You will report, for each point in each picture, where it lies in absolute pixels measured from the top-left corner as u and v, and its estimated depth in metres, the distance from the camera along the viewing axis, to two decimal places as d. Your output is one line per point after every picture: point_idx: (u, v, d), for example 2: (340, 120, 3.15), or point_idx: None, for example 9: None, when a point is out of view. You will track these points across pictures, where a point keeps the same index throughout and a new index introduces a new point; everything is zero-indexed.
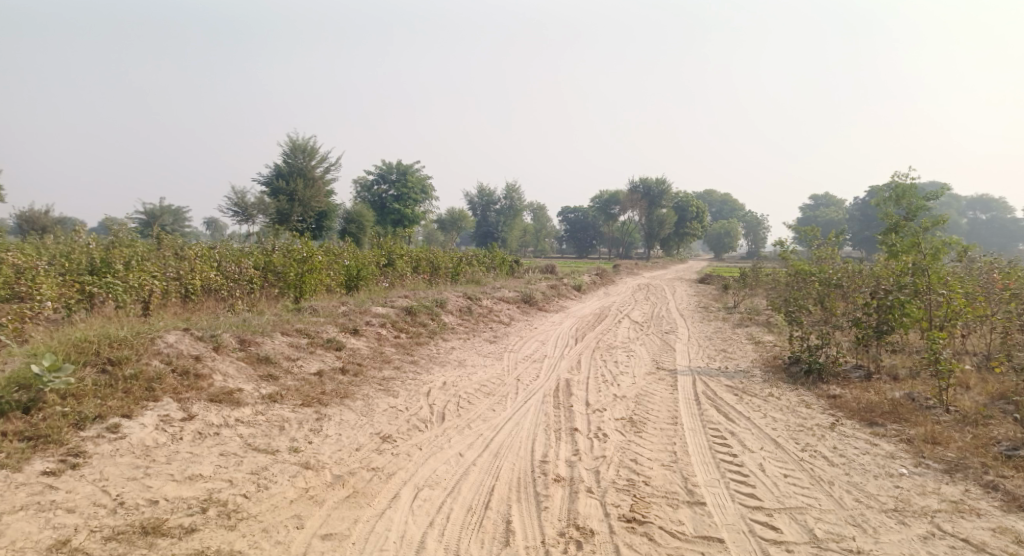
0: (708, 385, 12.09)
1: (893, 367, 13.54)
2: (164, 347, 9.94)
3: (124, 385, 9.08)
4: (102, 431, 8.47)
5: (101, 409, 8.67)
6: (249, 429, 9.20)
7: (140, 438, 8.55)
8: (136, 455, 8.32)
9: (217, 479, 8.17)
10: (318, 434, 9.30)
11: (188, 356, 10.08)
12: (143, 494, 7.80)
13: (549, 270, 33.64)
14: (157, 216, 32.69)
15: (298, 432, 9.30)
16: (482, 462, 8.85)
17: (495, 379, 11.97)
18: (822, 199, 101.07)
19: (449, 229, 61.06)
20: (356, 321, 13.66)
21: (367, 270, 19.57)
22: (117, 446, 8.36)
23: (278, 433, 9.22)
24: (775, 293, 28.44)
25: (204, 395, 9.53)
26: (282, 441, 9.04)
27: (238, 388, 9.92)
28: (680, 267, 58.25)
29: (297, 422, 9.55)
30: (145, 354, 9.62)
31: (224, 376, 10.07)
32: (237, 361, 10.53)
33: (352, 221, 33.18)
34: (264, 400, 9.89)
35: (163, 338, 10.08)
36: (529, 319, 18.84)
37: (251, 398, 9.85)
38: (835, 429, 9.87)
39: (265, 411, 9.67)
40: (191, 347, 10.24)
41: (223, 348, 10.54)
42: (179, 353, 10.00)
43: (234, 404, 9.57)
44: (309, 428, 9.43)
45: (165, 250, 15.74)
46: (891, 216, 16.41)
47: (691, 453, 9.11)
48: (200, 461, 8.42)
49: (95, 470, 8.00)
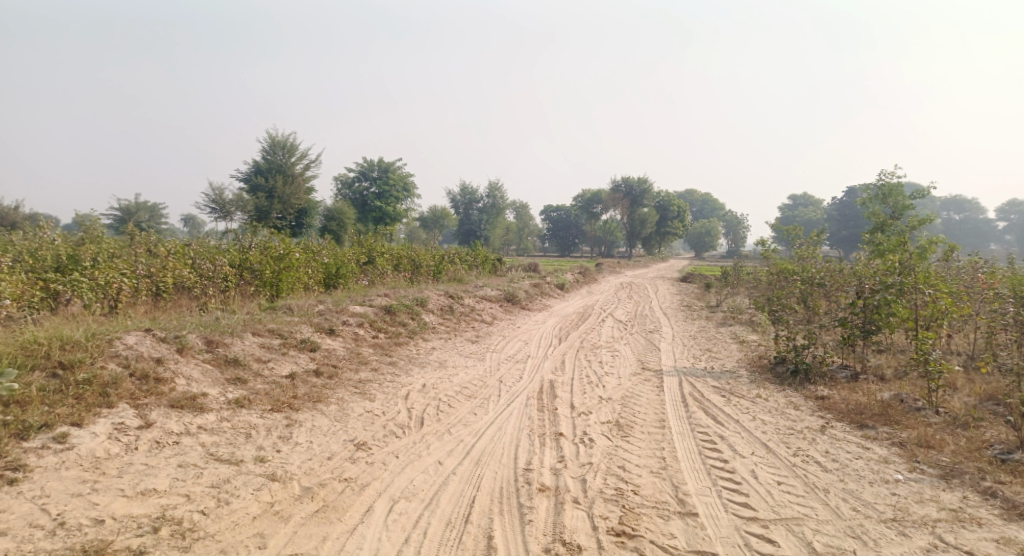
0: (696, 386, 11.76)
1: (881, 367, 13.28)
2: (122, 349, 9.45)
3: (75, 391, 8.59)
4: (48, 441, 7.97)
5: (48, 418, 8.16)
6: (213, 437, 8.74)
7: (91, 449, 8.07)
8: (84, 468, 7.84)
9: (173, 494, 7.71)
10: (288, 442, 8.86)
11: (149, 359, 9.59)
12: (88, 513, 7.33)
13: (531, 269, 33.25)
14: (133, 213, 32.00)
15: (266, 440, 8.85)
16: (461, 471, 8.45)
17: (476, 380, 11.57)
18: (802, 199, 101.51)
19: (431, 227, 60.52)
20: (333, 321, 13.20)
21: (347, 268, 19.09)
22: (64, 458, 7.87)
23: (244, 441, 8.76)
24: (757, 291, 28.28)
25: (164, 401, 9.06)
26: (247, 450, 8.58)
27: (203, 393, 9.46)
28: (662, 266, 58.15)
29: (265, 429, 9.10)
30: (100, 358, 9.14)
31: (187, 379, 9.60)
32: (203, 364, 10.05)
33: (333, 219, 32.61)
34: (230, 406, 9.43)
35: (122, 340, 9.60)
36: (511, 318, 18.46)
37: (215, 403, 9.39)
38: (826, 432, 9.57)
39: (230, 417, 9.20)
40: (152, 349, 9.76)
41: (188, 349, 10.07)
42: (139, 355, 9.52)
43: (197, 411, 9.10)
44: (277, 435, 8.98)
45: (137, 246, 15.22)
46: (877, 215, 16.07)
47: (680, 460, 8.76)
48: (156, 474, 7.95)
49: (36, 486, 7.50)
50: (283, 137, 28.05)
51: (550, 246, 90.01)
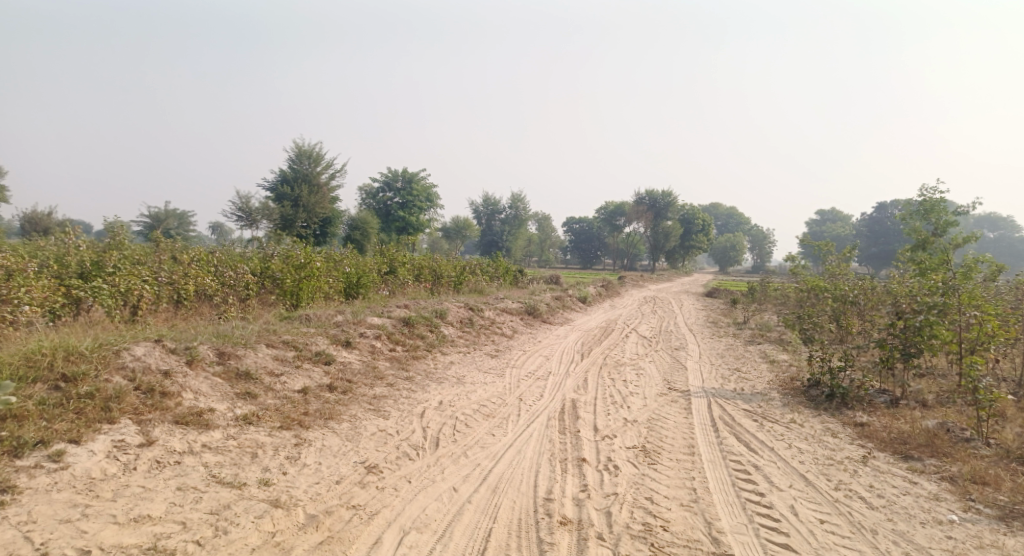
0: (725, 408, 11.29)
1: (921, 393, 12.75)
2: (129, 361, 9.21)
3: (75, 405, 8.35)
4: (41, 460, 7.71)
5: (44, 434, 7.91)
6: (217, 457, 8.43)
7: (86, 469, 7.79)
8: (76, 490, 7.55)
9: (168, 521, 7.40)
10: (296, 463, 8.52)
11: (156, 371, 9.34)
12: (74, 542, 7.04)
13: (554, 281, 32.84)
14: (161, 220, 32.05)
15: (273, 461, 8.53)
16: (478, 499, 8.07)
17: (495, 398, 11.18)
18: (829, 215, 100.29)
19: (453, 237, 60.25)
20: (349, 332, 12.88)
21: (368, 278, 18.80)
22: (56, 478, 7.60)
23: (250, 462, 8.44)
24: (784, 308, 27.68)
25: (169, 417, 8.79)
26: (252, 472, 8.26)
27: (210, 409, 9.17)
28: (687, 280, 57.48)
29: (272, 448, 8.78)
30: (105, 370, 8.90)
31: (195, 394, 9.32)
32: (213, 377, 9.77)
33: (357, 228, 32.48)
34: (238, 422, 9.12)
35: (130, 351, 9.36)
36: (532, 332, 18.07)
37: (222, 419, 9.09)
38: (868, 464, 9.07)
39: (237, 435, 8.90)
40: (161, 361, 9.50)
41: (198, 362, 9.80)
42: (146, 368, 9.27)
43: (202, 427, 8.81)
44: (285, 456, 8.65)
45: (160, 252, 15.05)
46: (918, 233, 15.53)
47: (713, 492, 8.30)
48: (152, 499, 7.65)
49: (23, 510, 7.22)
50: (309, 146, 27.96)
51: (572, 258, 89.39)
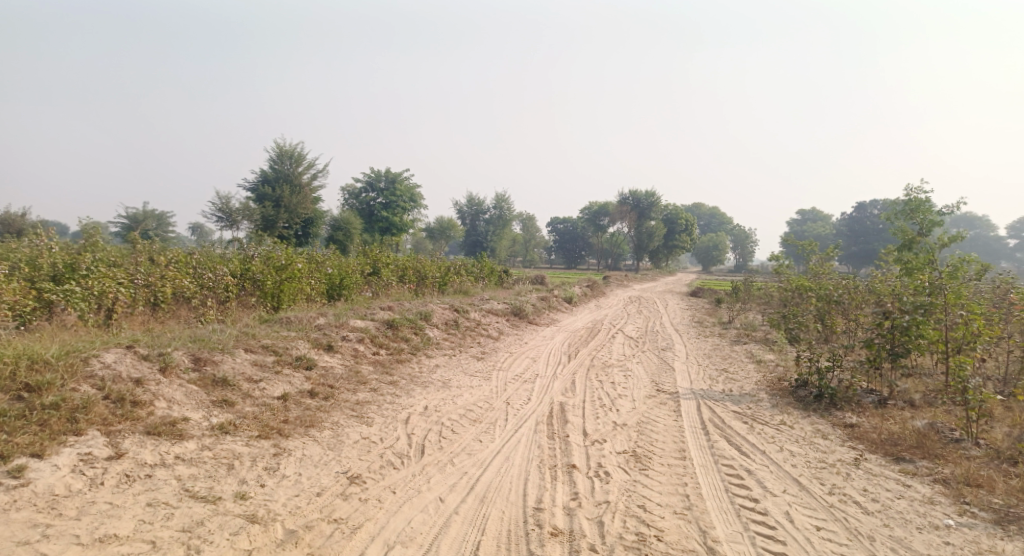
0: (715, 411, 11.11)
1: (909, 393, 12.64)
2: (98, 370, 8.90)
3: (39, 417, 8.03)
4: (2, 476, 7.40)
5: (5, 449, 7.58)
6: (190, 470, 8.13)
7: (49, 485, 7.48)
8: (38, 509, 7.24)
9: (136, 541, 7.10)
10: (274, 475, 8.24)
11: (127, 380, 9.03)
12: None
13: (538, 281, 32.60)
14: (140, 221, 31.55)
15: (250, 472, 8.24)
16: (465, 510, 7.82)
17: (481, 402, 10.93)
18: (810, 214, 100.82)
19: (437, 238, 59.88)
20: (331, 336, 12.57)
21: (351, 279, 18.49)
22: (17, 495, 7.29)
23: (226, 474, 8.15)
24: (768, 308, 27.63)
25: (140, 428, 8.49)
26: (228, 485, 7.97)
27: (184, 418, 8.87)
28: (670, 280, 57.47)
29: (250, 459, 8.49)
30: (72, 379, 8.59)
31: (168, 403, 9.02)
32: (188, 385, 9.47)
33: (340, 229, 32.13)
34: (213, 432, 8.82)
35: (99, 359, 9.05)
36: (518, 333, 17.83)
37: (197, 429, 8.79)
38: (860, 467, 8.92)
39: (213, 445, 8.60)
40: (132, 369, 9.20)
41: (172, 369, 9.49)
42: (117, 376, 8.97)
43: (175, 438, 8.51)
44: (263, 467, 8.36)
45: (137, 254, 14.69)
46: (903, 233, 15.09)
47: (707, 498, 8.11)
48: (119, 516, 7.35)
49: None
50: (291, 146, 27.55)
51: (556, 258, 89.25)
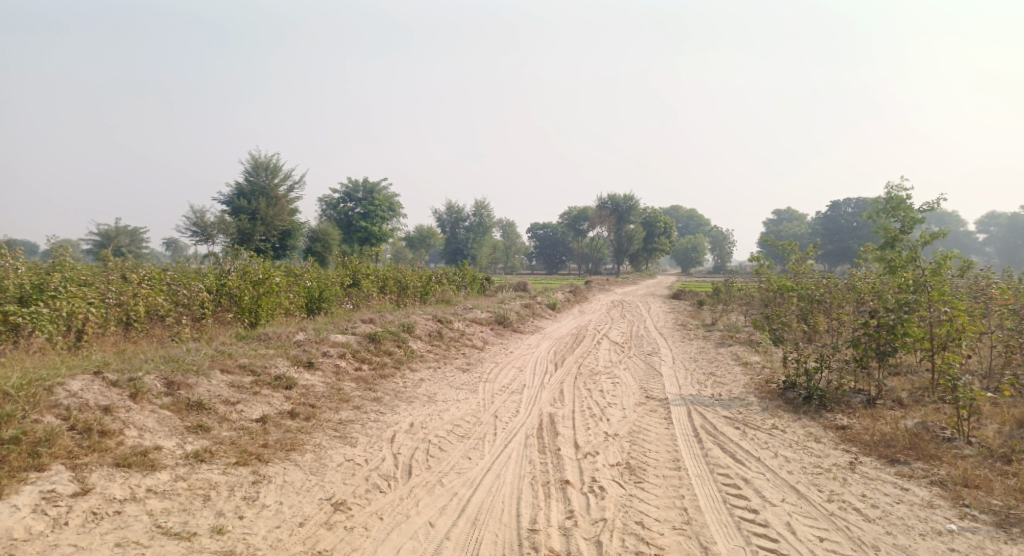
0: (707, 417, 10.88)
1: (896, 392, 12.49)
2: (63, 399, 8.55)
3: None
4: None
5: None
6: (164, 503, 7.77)
7: (8, 528, 7.11)
8: None
9: None
10: (254, 505, 7.90)
11: (95, 408, 8.68)
12: None
13: (520, 288, 32.30)
14: (113, 237, 30.91)
15: (228, 503, 7.89)
16: (456, 535, 7.54)
17: (469, 417, 10.65)
18: (786, 214, 101.45)
19: (417, 246, 59.45)
20: (312, 352, 12.22)
21: (331, 292, 18.12)
22: None
23: (202, 506, 7.80)
24: (751, 308, 27.56)
25: (109, 459, 8.13)
26: (205, 519, 7.63)
27: (156, 447, 8.52)
28: (651, 282, 57.45)
29: (227, 488, 8.14)
30: (35, 410, 8.24)
31: (139, 431, 8.67)
32: (160, 411, 9.11)
33: (318, 240, 31.71)
34: (188, 460, 8.47)
35: (65, 387, 8.69)
36: (503, 342, 17.56)
37: (170, 458, 8.44)
38: (857, 471, 8.72)
39: (187, 475, 8.24)
40: (100, 397, 8.85)
41: (143, 394, 9.14)
42: (83, 405, 8.62)
43: (147, 469, 8.16)
44: (242, 496, 8.02)
45: (109, 272, 14.31)
46: (885, 231, 14.35)
47: (705, 511, 7.88)
48: None
49: None
50: (266, 158, 27.18)
51: (537, 264, 89.10)
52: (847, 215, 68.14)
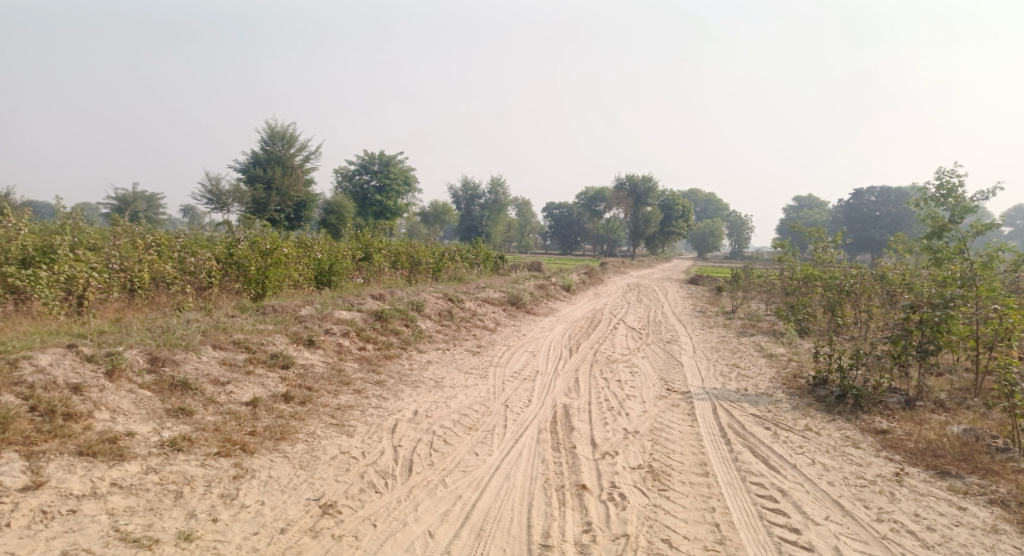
0: (733, 414, 10.14)
1: (935, 392, 11.64)
2: (28, 377, 7.98)
3: None
4: None
5: None
6: (127, 500, 7.17)
7: None
8: None
9: None
10: (232, 506, 7.29)
11: (63, 387, 8.10)
12: None
13: (534, 268, 31.45)
14: (129, 202, 30.46)
15: (203, 502, 7.29)
16: (458, 549, 6.91)
17: (478, 406, 9.97)
18: (806, 201, 100.02)
19: (432, 222, 58.68)
20: (314, 329, 11.57)
21: (341, 265, 17.42)
22: None
23: (172, 506, 7.20)
24: (769, 296, 26.71)
25: (72, 447, 7.53)
26: (174, 522, 7.03)
27: (127, 433, 7.92)
28: (669, 266, 56.43)
29: (204, 484, 7.53)
30: None
31: (111, 414, 8.07)
32: (138, 391, 8.51)
33: (332, 212, 31.03)
34: (163, 450, 7.86)
35: (32, 363, 8.12)
36: (515, 324, 16.85)
37: (142, 447, 7.84)
38: (904, 483, 8.00)
39: (160, 467, 7.64)
40: (70, 374, 8.27)
41: (120, 372, 8.54)
42: (51, 384, 8.05)
43: (113, 459, 7.56)
44: (219, 494, 7.42)
45: (117, 236, 13.73)
46: (933, 220, 13.39)
47: (742, 529, 7.21)
48: None
49: None
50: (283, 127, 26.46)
51: (551, 244, 88.32)
52: (871, 203, 66.69)
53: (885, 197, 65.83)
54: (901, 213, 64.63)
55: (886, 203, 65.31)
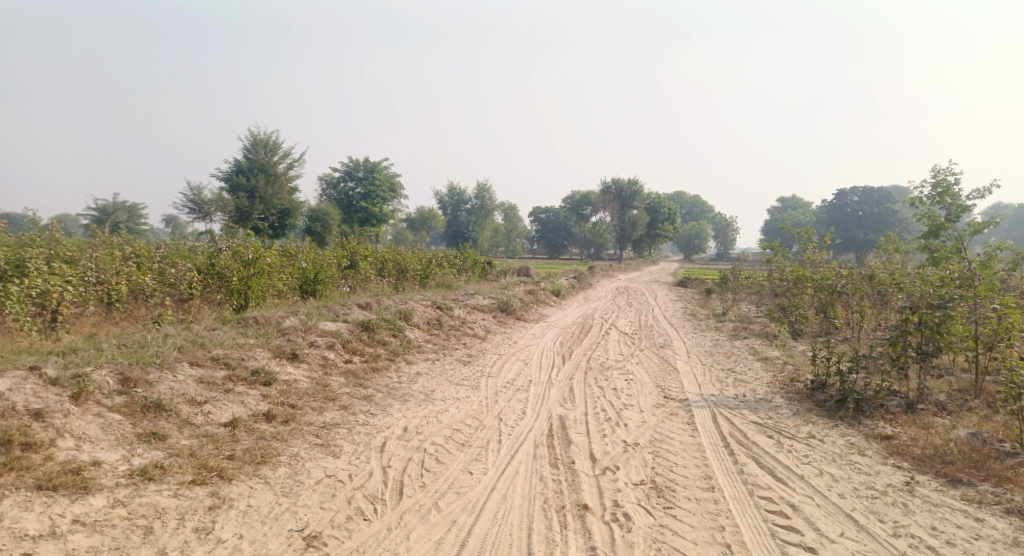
0: (734, 422, 9.80)
1: (935, 394, 11.36)
2: None
3: None
4: None
5: None
6: (90, 539, 6.75)
7: None
8: None
9: None
10: (207, 541, 6.88)
11: (25, 414, 7.66)
12: None
13: (521, 273, 31.06)
14: (110, 213, 29.87)
15: (174, 538, 6.87)
16: None
17: (470, 420, 9.58)
18: (790, 202, 100.31)
19: (418, 229, 58.21)
20: (298, 342, 11.15)
21: (326, 274, 16.96)
22: None
23: (140, 543, 6.78)
24: (759, 298, 26.45)
25: (32, 480, 7.09)
26: None
27: (93, 463, 7.49)
28: (655, 269, 56.21)
29: (177, 516, 7.11)
30: None
31: (77, 442, 7.64)
32: (107, 415, 8.08)
33: (317, 220, 30.58)
34: (133, 480, 7.43)
35: None
36: (505, 331, 16.46)
37: (109, 477, 7.40)
38: (916, 494, 7.69)
39: (128, 500, 7.20)
40: (32, 400, 7.83)
41: (87, 397, 8.11)
42: (11, 411, 7.61)
43: (77, 492, 7.12)
44: (193, 528, 7.00)
45: (94, 248, 13.27)
46: (929, 219, 12.96)
47: (753, 550, 6.87)
48: None
49: None
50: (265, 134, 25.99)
51: (538, 247, 88.05)
52: (854, 203, 66.77)
53: (868, 197, 65.88)
54: (884, 212, 64.70)
55: (869, 203, 65.37)
